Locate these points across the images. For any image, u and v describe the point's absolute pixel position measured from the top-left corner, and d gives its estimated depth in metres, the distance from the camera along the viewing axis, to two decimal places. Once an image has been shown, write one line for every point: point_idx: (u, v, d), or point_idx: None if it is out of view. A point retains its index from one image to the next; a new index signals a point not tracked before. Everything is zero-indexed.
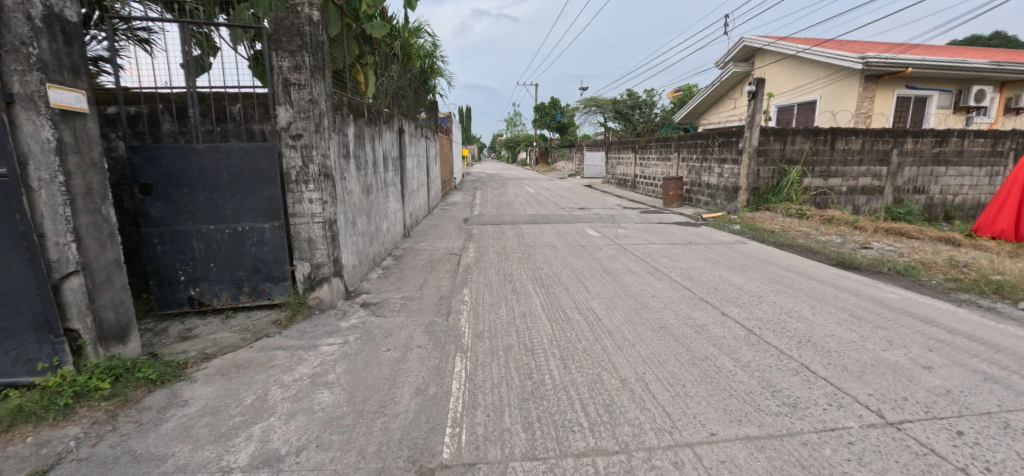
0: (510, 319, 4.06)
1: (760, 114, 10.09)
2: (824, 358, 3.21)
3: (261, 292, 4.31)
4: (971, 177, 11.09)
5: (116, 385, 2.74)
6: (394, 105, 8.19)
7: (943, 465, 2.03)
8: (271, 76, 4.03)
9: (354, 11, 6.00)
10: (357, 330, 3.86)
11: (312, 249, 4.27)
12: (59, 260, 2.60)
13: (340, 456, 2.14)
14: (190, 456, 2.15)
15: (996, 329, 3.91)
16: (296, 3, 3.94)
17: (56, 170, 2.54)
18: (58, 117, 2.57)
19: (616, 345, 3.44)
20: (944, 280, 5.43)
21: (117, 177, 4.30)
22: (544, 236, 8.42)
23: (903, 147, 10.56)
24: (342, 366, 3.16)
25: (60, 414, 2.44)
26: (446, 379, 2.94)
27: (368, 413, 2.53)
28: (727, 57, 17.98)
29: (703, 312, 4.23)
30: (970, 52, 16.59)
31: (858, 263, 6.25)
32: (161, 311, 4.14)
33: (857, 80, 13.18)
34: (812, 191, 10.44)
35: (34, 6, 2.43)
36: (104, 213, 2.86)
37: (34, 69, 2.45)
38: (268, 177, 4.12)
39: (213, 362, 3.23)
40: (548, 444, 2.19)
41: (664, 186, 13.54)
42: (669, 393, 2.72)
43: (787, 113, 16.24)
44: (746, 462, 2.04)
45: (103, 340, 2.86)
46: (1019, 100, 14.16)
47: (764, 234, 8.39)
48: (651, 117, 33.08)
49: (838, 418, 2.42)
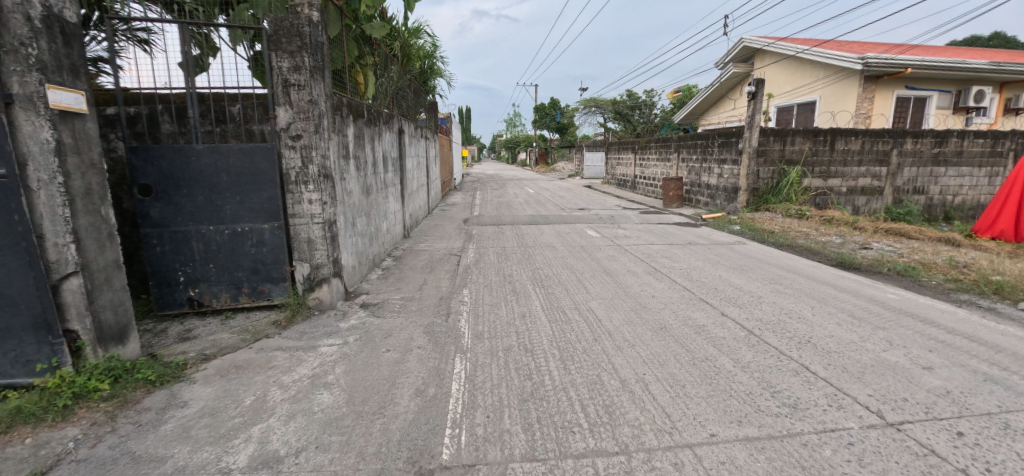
0: (510, 319, 4.07)
1: (760, 114, 10.10)
2: (824, 358, 3.21)
3: (260, 293, 4.30)
4: (971, 178, 11.10)
5: (115, 386, 2.73)
6: (394, 105, 8.20)
7: (943, 465, 2.03)
8: (271, 77, 4.03)
9: (354, 12, 6.00)
10: (356, 331, 3.86)
11: (312, 249, 4.26)
12: (58, 261, 2.60)
13: (340, 457, 2.13)
14: (190, 457, 2.15)
15: (996, 329, 3.91)
16: (296, 3, 3.94)
17: (55, 171, 2.54)
18: (57, 118, 2.56)
19: (616, 346, 3.44)
20: (944, 281, 5.44)
21: (116, 178, 4.30)
22: (544, 236, 8.43)
23: (903, 147, 10.57)
24: (341, 367, 3.16)
25: (59, 415, 2.44)
26: (445, 380, 2.94)
27: (368, 414, 2.53)
28: (727, 58, 18.00)
29: (703, 312, 4.23)
30: (970, 53, 16.60)
31: (858, 263, 6.26)
32: (160, 312, 4.14)
33: (857, 80, 13.19)
34: (812, 191, 10.45)
35: (34, 7, 2.43)
36: (102, 214, 2.85)
37: (33, 69, 2.45)
38: (267, 177, 4.12)
39: (212, 363, 3.23)
40: (548, 445, 2.19)
41: (664, 186, 13.56)
42: (668, 394, 2.72)
43: (787, 113, 16.25)
44: (746, 463, 2.04)
45: (103, 341, 2.86)
46: (1018, 100, 14.17)
47: (764, 234, 8.40)
48: (651, 117, 33.12)
49: (838, 418, 2.42)
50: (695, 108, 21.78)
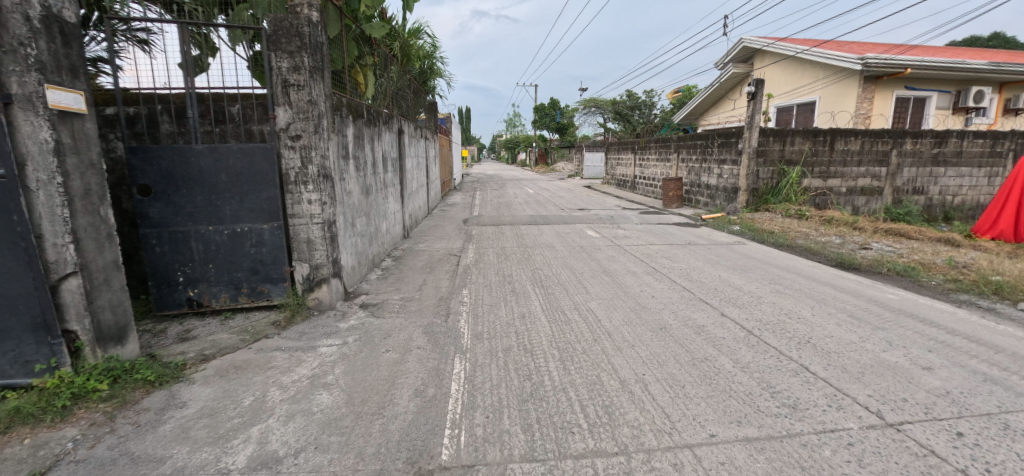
0: (510, 319, 4.07)
1: (759, 115, 10.11)
2: (824, 358, 3.21)
3: (260, 293, 4.30)
4: (970, 178, 11.10)
5: (114, 387, 2.73)
6: (393, 105, 8.21)
7: (943, 466, 2.02)
8: (270, 77, 4.03)
9: (354, 12, 6.01)
10: (356, 331, 3.86)
11: (311, 250, 4.26)
12: (57, 261, 2.59)
13: (339, 458, 2.13)
14: (189, 458, 2.14)
15: (996, 329, 3.92)
16: (296, 4, 3.95)
17: (54, 172, 2.54)
18: (56, 118, 2.56)
19: (615, 346, 3.45)
20: (943, 281, 5.44)
21: (116, 178, 4.30)
22: (544, 237, 8.43)
23: (903, 147, 10.56)
24: (341, 367, 3.16)
25: (58, 416, 2.43)
26: (445, 381, 2.93)
27: (367, 415, 2.52)
28: (726, 58, 18.01)
29: (703, 312, 4.24)
30: (970, 53, 16.62)
31: (858, 263, 6.27)
32: (159, 312, 4.13)
33: (857, 80, 13.19)
34: (812, 191, 10.45)
35: (33, 7, 2.42)
36: (102, 214, 2.85)
37: (32, 69, 2.44)
38: (267, 178, 4.12)
39: (212, 363, 3.23)
40: (547, 446, 2.19)
41: (664, 187, 13.57)
42: (668, 394, 2.71)
43: (786, 114, 16.26)
44: (746, 464, 2.03)
45: (102, 341, 2.86)
46: (1018, 100, 14.17)
47: (764, 234, 8.42)
48: (651, 117, 33.17)
49: (838, 418, 2.42)
50: (694, 108, 21.79)
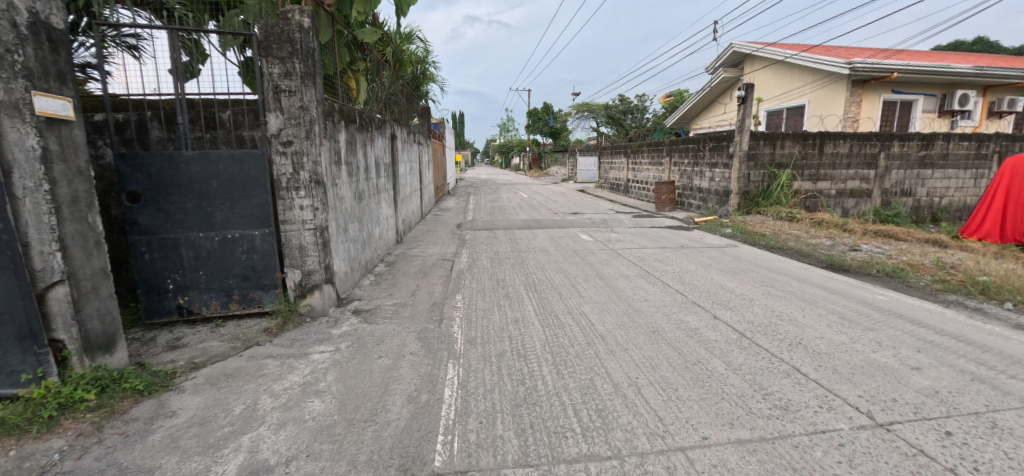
0: (502, 325, 4.05)
1: (750, 118, 10.26)
2: (815, 360, 3.24)
3: (251, 300, 4.26)
4: (957, 180, 11.27)
5: (102, 396, 2.69)
6: (387, 110, 8.25)
7: (933, 465, 2.04)
8: (261, 83, 4.02)
9: (345, 17, 5.96)
10: (348, 338, 3.84)
11: (304, 256, 4.24)
12: (44, 269, 2.55)
13: (330, 466, 2.11)
14: (178, 468, 2.11)
15: (982, 328, 3.98)
16: (286, 10, 3.92)
17: (40, 178, 2.50)
18: (43, 125, 2.53)
19: (608, 350, 3.45)
20: (931, 281, 5.51)
21: (104, 184, 4.26)
22: (538, 241, 8.46)
23: (890, 150, 10.72)
24: (332, 374, 3.13)
25: (44, 426, 2.39)
26: (437, 387, 2.92)
27: (359, 422, 2.51)
28: (716, 63, 18.28)
29: (695, 316, 4.27)
30: (953, 58, 16.98)
31: (847, 265, 6.36)
32: (149, 321, 4.09)
33: (844, 85, 13.44)
34: (802, 194, 10.58)
35: (20, 14, 2.41)
36: (89, 222, 2.84)
37: (18, 76, 2.41)
38: (256, 184, 4.09)
39: (201, 371, 3.19)
40: (540, 451, 2.19)
41: (657, 190, 13.72)
42: (661, 397, 2.73)
43: (776, 117, 16.48)
44: (738, 466, 2.04)
45: (90, 351, 2.82)
46: (1001, 104, 14.42)
47: (755, 237, 8.50)
48: (643, 122, 32.77)
49: (829, 420, 2.44)
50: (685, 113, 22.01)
